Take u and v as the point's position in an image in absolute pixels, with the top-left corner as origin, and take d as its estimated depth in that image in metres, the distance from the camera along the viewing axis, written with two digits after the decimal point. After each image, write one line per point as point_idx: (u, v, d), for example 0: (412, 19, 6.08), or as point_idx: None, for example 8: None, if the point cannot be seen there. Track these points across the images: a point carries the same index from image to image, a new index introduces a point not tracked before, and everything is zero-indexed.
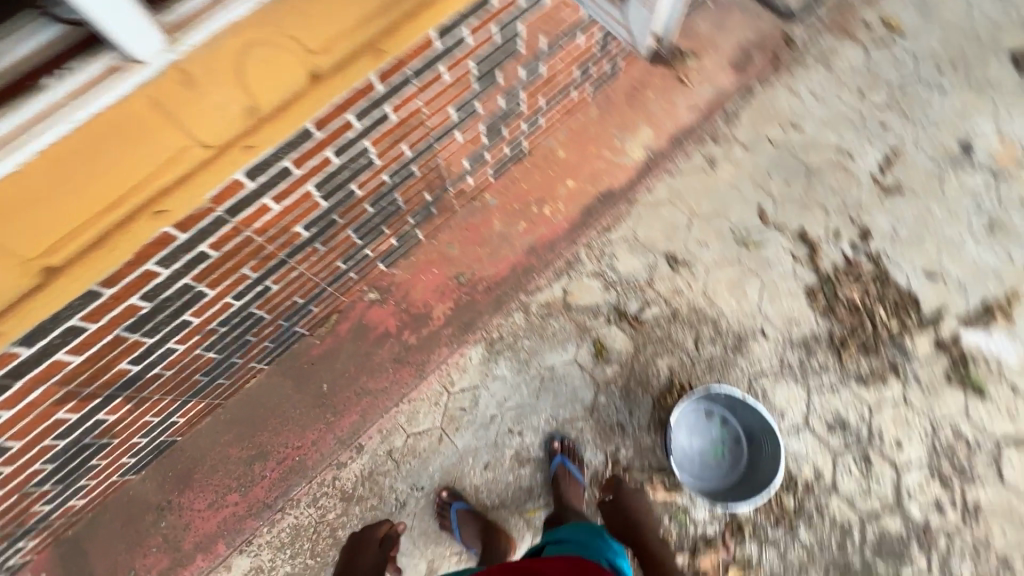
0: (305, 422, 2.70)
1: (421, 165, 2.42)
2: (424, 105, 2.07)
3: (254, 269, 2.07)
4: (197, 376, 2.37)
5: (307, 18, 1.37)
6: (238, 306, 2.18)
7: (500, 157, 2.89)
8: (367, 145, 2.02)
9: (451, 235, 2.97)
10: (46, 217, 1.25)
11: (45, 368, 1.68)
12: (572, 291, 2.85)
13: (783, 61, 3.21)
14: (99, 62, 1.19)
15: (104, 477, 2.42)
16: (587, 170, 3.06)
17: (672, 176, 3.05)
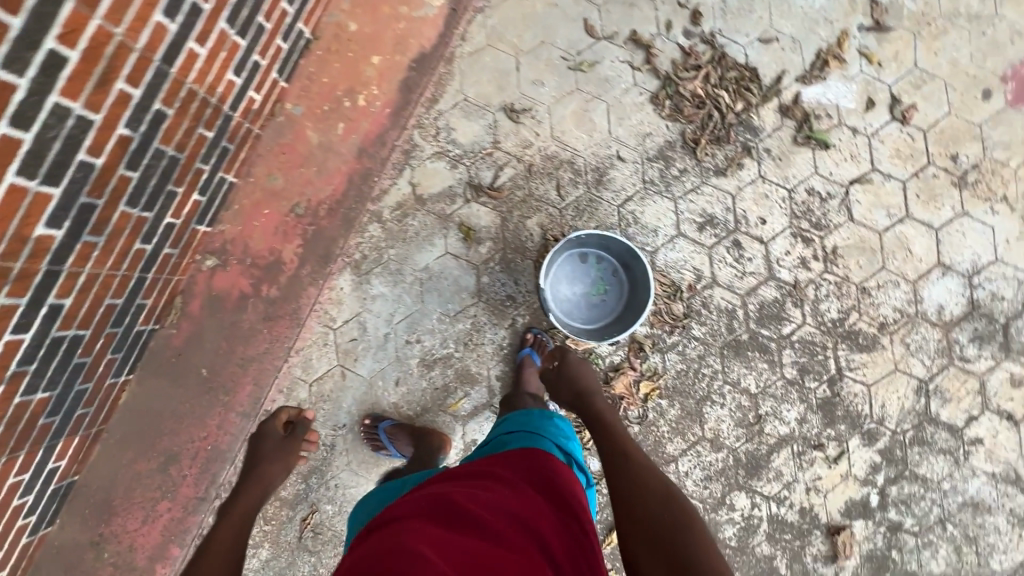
0: (202, 411, 2.55)
1: (171, 101, 1.91)
2: (112, 24, 1.53)
3: (15, 296, 1.68)
4: (43, 423, 2.06)
5: None
6: (32, 339, 1.82)
7: (279, 55, 2.40)
8: (61, 102, 1.52)
9: (267, 166, 2.59)
10: None
11: None
12: (419, 181, 2.61)
13: None
14: None
15: (12, 546, 2.23)
16: (389, 38, 2.62)
17: (484, 15, 2.67)
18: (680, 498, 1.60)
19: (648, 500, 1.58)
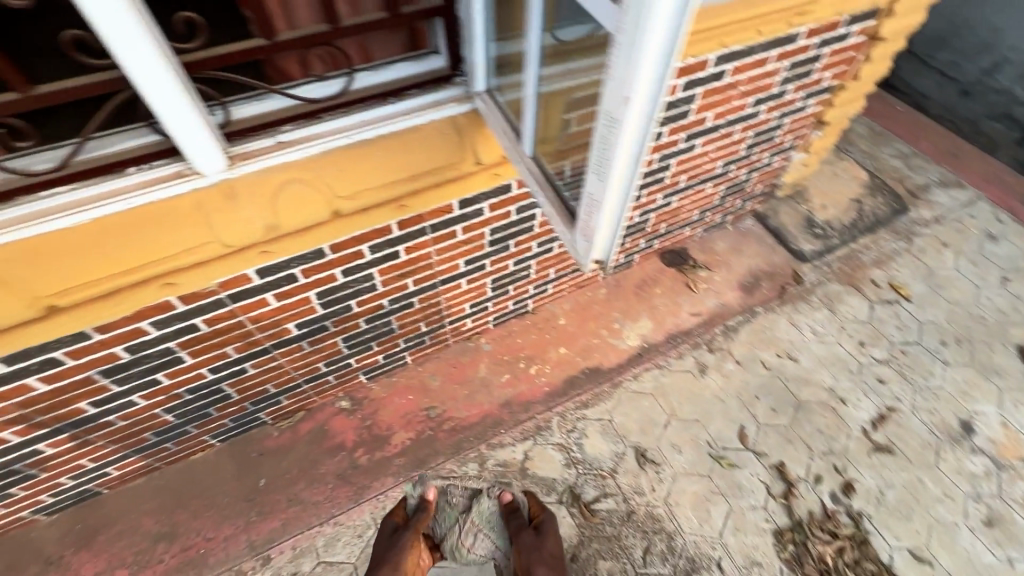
0: (228, 513, 2.60)
1: (400, 321, 2.68)
2: (435, 252, 2.34)
3: (236, 350, 2.22)
4: (147, 435, 2.41)
5: (339, 173, 1.73)
6: (210, 380, 2.30)
7: (502, 309, 3.10)
8: (373, 273, 2.25)
9: (436, 368, 3.08)
10: (73, 264, 1.51)
11: (13, 386, 1.80)
12: (532, 457, 2.80)
13: (788, 294, 3.43)
14: (174, 167, 1.57)
15: (35, 493, 2.35)
16: (581, 343, 3.19)
17: (661, 371, 3.11)
18: None
19: None
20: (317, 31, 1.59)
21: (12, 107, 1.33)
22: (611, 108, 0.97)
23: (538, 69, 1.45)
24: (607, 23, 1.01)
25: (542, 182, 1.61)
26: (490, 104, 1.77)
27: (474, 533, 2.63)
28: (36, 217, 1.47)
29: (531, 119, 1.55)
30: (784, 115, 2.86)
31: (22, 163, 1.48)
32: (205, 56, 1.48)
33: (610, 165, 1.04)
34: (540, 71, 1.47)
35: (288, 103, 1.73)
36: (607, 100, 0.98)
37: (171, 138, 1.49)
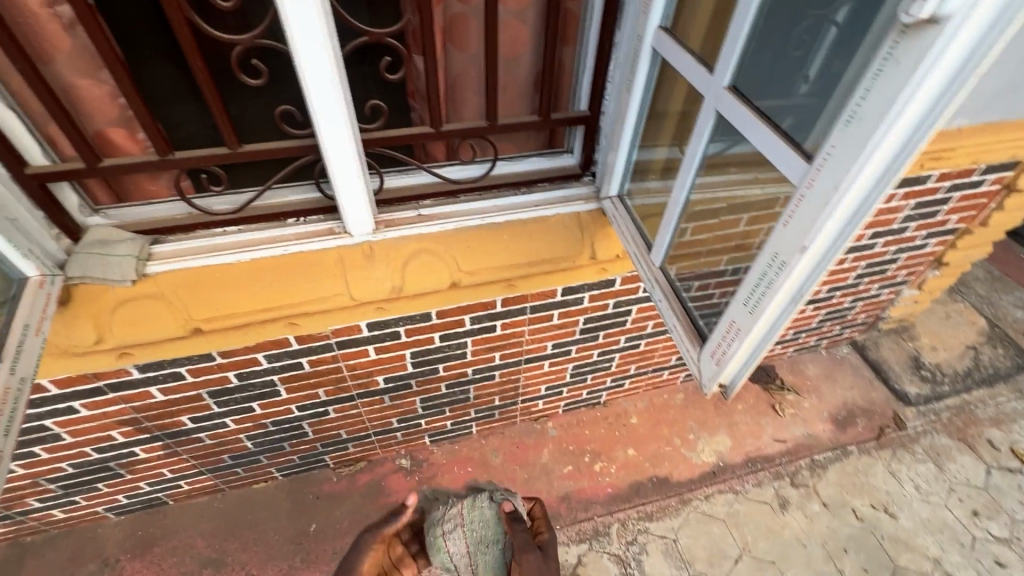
0: (275, 553, 2.59)
1: (477, 391, 2.69)
2: (527, 331, 2.38)
3: (326, 393, 2.31)
4: (224, 456, 2.51)
5: (466, 250, 1.85)
6: (294, 415, 2.39)
7: (575, 397, 3.05)
8: (467, 342, 2.31)
9: (499, 444, 3.03)
10: (222, 295, 1.68)
11: (136, 392, 1.96)
12: (586, 564, 2.62)
13: (887, 437, 3.13)
14: (328, 224, 1.75)
15: (114, 491, 2.47)
16: (651, 447, 3.04)
17: (736, 496, 2.87)
18: None
19: None
20: (474, 125, 1.77)
21: (222, 159, 1.58)
22: (781, 252, 1.00)
23: (693, 178, 1.47)
24: (795, 177, 1.07)
25: (671, 295, 1.56)
26: (620, 208, 1.85)
27: (457, 528, 1.87)
28: (208, 250, 1.67)
29: (667, 238, 1.60)
30: (901, 250, 2.76)
31: (207, 202, 1.71)
32: (379, 136, 1.67)
33: (765, 302, 1.05)
34: (695, 181, 1.49)
35: (431, 180, 1.88)
36: (776, 242, 1.02)
37: (336, 197, 1.65)
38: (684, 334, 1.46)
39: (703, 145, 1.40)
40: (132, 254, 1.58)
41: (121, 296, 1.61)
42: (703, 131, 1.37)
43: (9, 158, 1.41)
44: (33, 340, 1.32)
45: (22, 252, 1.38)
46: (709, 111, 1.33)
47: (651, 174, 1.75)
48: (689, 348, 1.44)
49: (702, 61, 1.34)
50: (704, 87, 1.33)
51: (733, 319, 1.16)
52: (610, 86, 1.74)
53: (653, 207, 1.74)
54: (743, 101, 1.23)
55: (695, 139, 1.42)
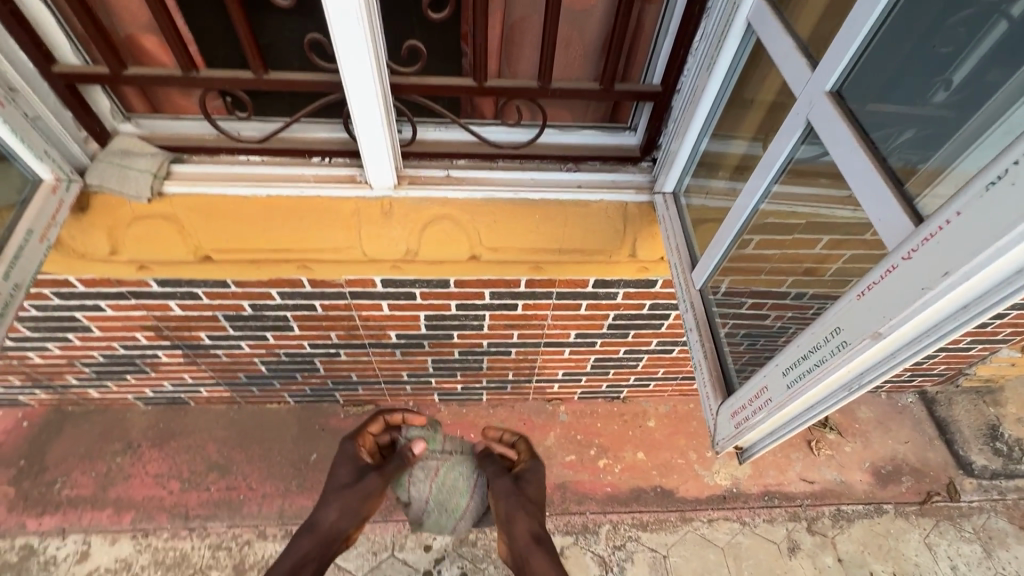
0: (275, 472, 2.71)
1: (491, 363, 2.60)
2: (551, 316, 2.22)
3: (338, 336, 2.29)
4: (240, 374, 2.59)
5: (492, 224, 1.68)
6: (307, 351, 2.40)
7: (593, 387, 2.90)
8: (485, 315, 2.19)
9: (506, 417, 2.96)
10: (235, 228, 1.62)
11: (156, 302, 2.01)
12: (567, 557, 2.56)
13: (933, 505, 2.79)
14: (349, 171, 1.62)
15: (141, 384, 2.63)
16: (663, 456, 2.87)
17: (742, 527, 2.68)
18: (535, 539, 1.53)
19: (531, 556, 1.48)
20: (524, 84, 1.55)
21: (246, 84, 1.46)
22: (845, 328, 0.80)
23: (770, 183, 1.21)
24: (886, 233, 0.85)
25: (704, 324, 1.34)
26: (671, 208, 1.61)
27: (430, 476, 1.78)
28: (225, 179, 1.60)
29: (720, 253, 1.36)
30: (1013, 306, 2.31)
31: (234, 126, 1.63)
32: (415, 81, 1.48)
33: (811, 382, 0.86)
34: (771, 187, 1.22)
35: (469, 139, 1.70)
36: (840, 315, 0.82)
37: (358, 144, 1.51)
38: (709, 369, 1.25)
39: (786, 152, 1.14)
40: (149, 171, 1.53)
41: (136, 212, 1.58)
42: (790, 134, 1.11)
43: (36, 52, 1.36)
44: (36, 245, 1.35)
45: (35, 153, 1.37)
46: (798, 116, 1.07)
47: (718, 172, 1.47)
48: (709, 393, 1.24)
49: (805, 50, 1.06)
50: (799, 86, 1.07)
51: (764, 386, 0.97)
52: (691, 61, 1.45)
53: (713, 213, 1.47)
54: (842, 112, 0.96)
55: (776, 142, 1.16)
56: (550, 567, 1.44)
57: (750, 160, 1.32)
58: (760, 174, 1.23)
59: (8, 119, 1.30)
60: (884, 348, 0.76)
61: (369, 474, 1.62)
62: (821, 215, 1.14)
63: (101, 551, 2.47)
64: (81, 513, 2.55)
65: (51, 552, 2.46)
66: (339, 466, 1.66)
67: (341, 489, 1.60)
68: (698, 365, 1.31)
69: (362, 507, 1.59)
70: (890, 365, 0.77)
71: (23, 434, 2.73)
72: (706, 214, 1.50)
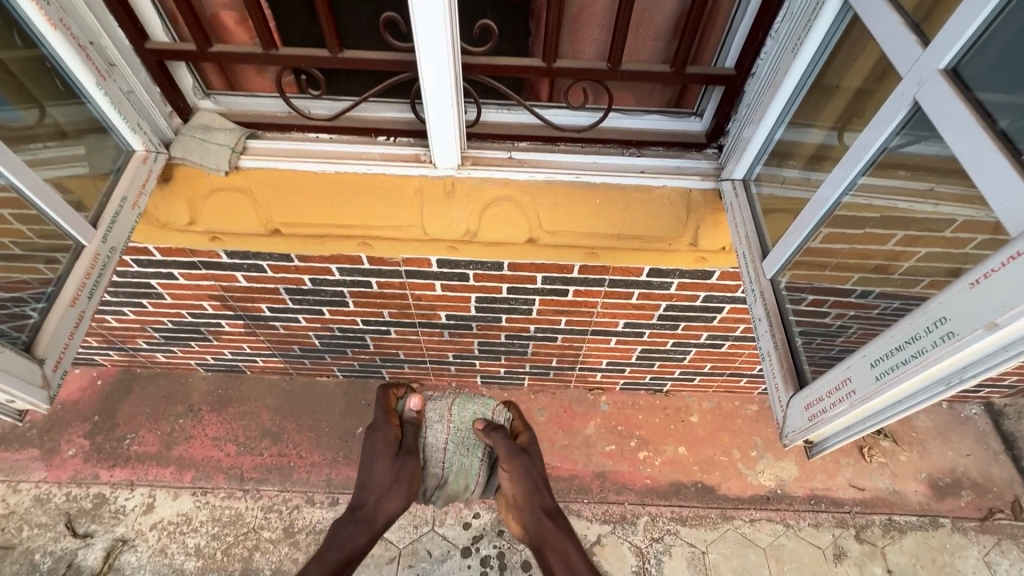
0: (323, 442, 2.82)
1: (535, 348, 2.61)
2: (601, 304, 2.21)
3: (390, 314, 2.35)
4: (295, 346, 2.70)
5: (553, 206, 1.67)
6: (359, 327, 2.47)
7: (636, 378, 2.87)
8: (535, 299, 2.20)
9: (547, 403, 2.98)
10: (302, 204, 1.67)
11: (224, 274, 2.12)
12: (603, 545, 2.56)
13: (995, 523, 2.64)
14: (414, 150, 1.65)
15: (203, 351, 2.78)
16: (705, 452, 2.83)
17: (785, 530, 2.62)
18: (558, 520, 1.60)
19: (552, 532, 1.57)
20: (592, 65, 1.52)
21: (322, 63, 1.50)
22: (952, 318, 0.76)
23: (857, 175, 1.15)
24: (1009, 218, 0.80)
25: (774, 315, 1.30)
26: (741, 196, 1.56)
27: (445, 417, 1.78)
28: (294, 154, 1.65)
29: (792, 248, 1.31)
30: None
31: (304, 104, 1.69)
32: (484, 62, 1.49)
33: (909, 374, 0.82)
34: (858, 178, 1.16)
35: (531, 121, 1.69)
36: (945, 303, 0.78)
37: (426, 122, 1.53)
38: (779, 362, 1.22)
39: (881, 142, 1.08)
40: (227, 145, 1.60)
41: (213, 185, 1.66)
42: (888, 122, 1.04)
43: (131, 29, 1.43)
44: (128, 212, 1.46)
45: (129, 125, 1.47)
46: (903, 97, 1.00)
47: (792, 161, 1.42)
48: (778, 386, 1.21)
49: (914, 27, 0.99)
50: (905, 65, 1.00)
51: (848, 377, 0.94)
52: (771, 42, 1.40)
53: (790, 201, 1.41)
54: (958, 87, 0.89)
55: (868, 132, 1.10)
56: (567, 544, 1.54)
57: (830, 148, 1.27)
58: (848, 165, 1.16)
59: (108, 91, 1.40)
60: (999, 339, 0.72)
61: (407, 457, 1.63)
62: (919, 211, 1.08)
63: (164, 505, 2.64)
64: (147, 468, 2.72)
65: (120, 502, 2.64)
66: (381, 456, 1.61)
67: (386, 487, 1.58)
68: (766, 357, 1.28)
69: (409, 488, 1.61)
70: (1005, 358, 0.72)
71: (96, 392, 2.94)
72: (776, 204, 1.46)
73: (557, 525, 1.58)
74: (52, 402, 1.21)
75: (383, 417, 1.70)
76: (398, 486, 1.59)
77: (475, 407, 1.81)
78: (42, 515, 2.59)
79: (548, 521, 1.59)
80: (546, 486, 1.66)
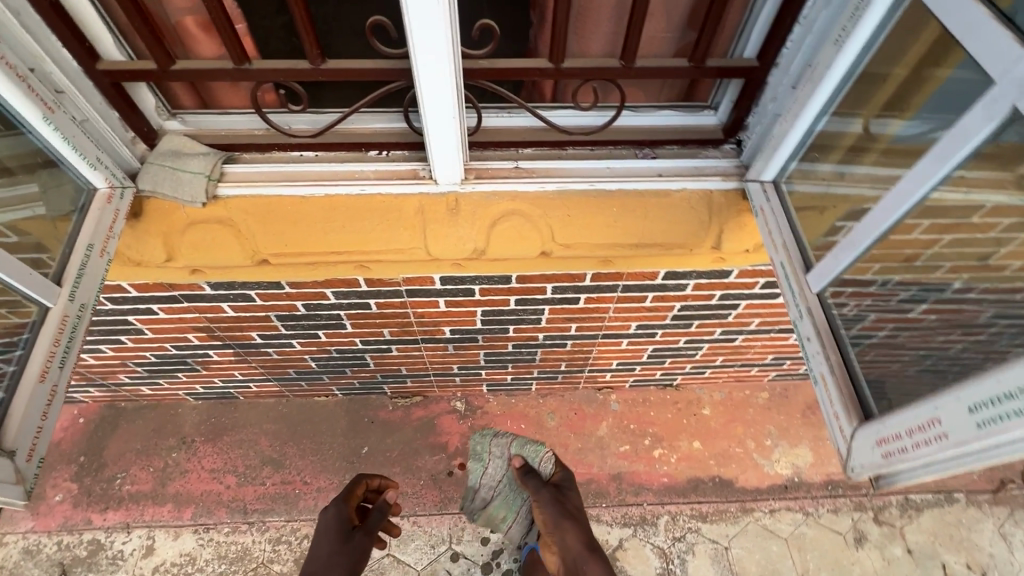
0: (327, 466, 2.70)
1: (544, 355, 2.51)
2: (613, 309, 2.11)
3: (391, 333, 2.21)
4: (290, 369, 2.55)
5: (566, 218, 1.55)
6: (358, 347, 2.34)
7: (647, 375, 2.80)
8: (544, 309, 2.08)
9: (556, 407, 2.90)
10: (291, 234, 1.52)
11: (209, 305, 1.95)
12: (625, 550, 2.52)
13: (1008, 494, 2.66)
14: (412, 165, 1.50)
15: (192, 381, 2.62)
16: (720, 445, 2.79)
17: (805, 518, 2.60)
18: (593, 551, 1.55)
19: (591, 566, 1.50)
20: (605, 64, 1.39)
21: (301, 76, 1.34)
22: None
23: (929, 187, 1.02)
24: None
25: (825, 335, 1.23)
26: (773, 199, 1.45)
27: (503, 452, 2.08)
28: (279, 178, 1.49)
29: (845, 261, 1.20)
30: None
31: (284, 120, 1.53)
32: (485, 66, 1.34)
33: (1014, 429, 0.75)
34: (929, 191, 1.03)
35: (537, 125, 1.56)
36: None
37: (426, 136, 1.36)
38: (839, 386, 1.18)
39: (967, 150, 0.93)
40: (202, 173, 1.43)
41: (191, 217, 1.49)
42: (979, 129, 0.90)
43: (79, 48, 1.25)
44: (97, 261, 1.30)
45: (88, 161, 1.29)
46: (1000, 105, 0.85)
47: (828, 155, 1.33)
48: (838, 413, 1.15)
49: (1008, 16, 0.84)
50: (995, 62, 0.85)
51: (939, 421, 0.87)
52: (798, 30, 1.27)
53: (839, 198, 1.30)
54: None
55: (948, 140, 0.96)
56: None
57: (881, 135, 1.17)
58: (922, 169, 1.02)
59: (57, 124, 1.21)
60: None
61: (359, 535, 1.71)
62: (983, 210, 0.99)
63: (166, 546, 2.51)
64: (142, 509, 2.58)
65: (117, 547, 2.50)
66: (325, 534, 1.70)
67: (331, 557, 1.61)
68: (817, 378, 1.23)
69: (357, 563, 1.65)
70: None
71: (79, 430, 2.76)
72: (819, 202, 1.36)
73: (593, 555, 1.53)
74: (28, 498, 1.08)
75: (340, 501, 1.83)
76: (343, 556, 1.63)
77: (529, 453, 1.95)
78: (34, 568, 2.45)
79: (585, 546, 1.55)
80: (580, 518, 1.64)
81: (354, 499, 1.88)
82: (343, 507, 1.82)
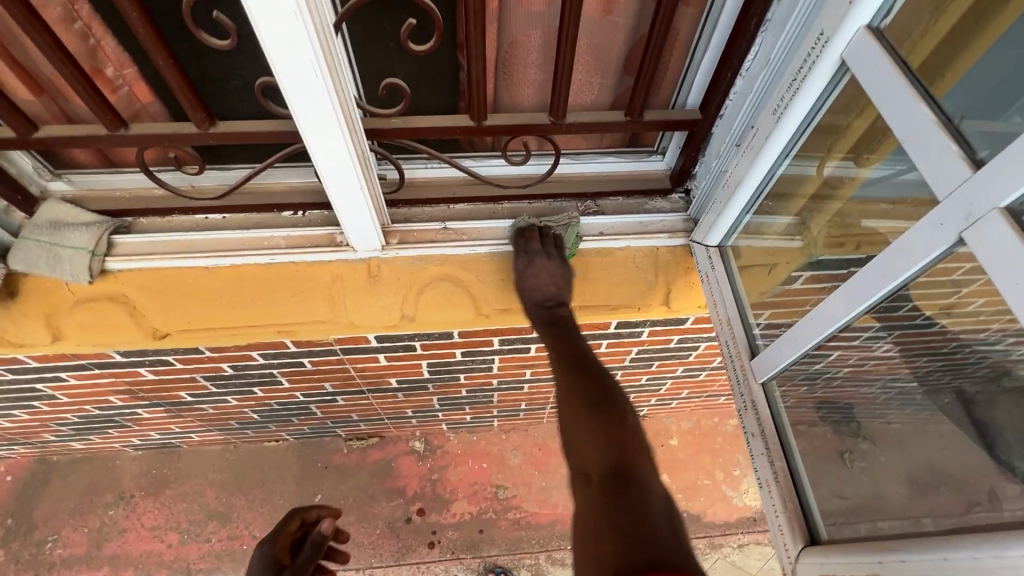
0: (277, 518, 2.56)
1: (502, 396, 2.39)
2: None
3: (333, 385, 2.06)
4: (232, 420, 2.39)
5: (500, 282, 1.44)
6: (300, 399, 2.18)
7: None
8: (494, 358, 1.96)
9: (520, 443, 2.78)
10: (197, 311, 1.38)
11: (124, 370, 1.78)
12: None
13: None
14: (327, 231, 1.36)
15: (125, 435, 2.44)
16: (688, 478, 2.71)
17: (774, 552, 2.55)
18: (600, 421, 1.13)
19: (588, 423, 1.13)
20: (532, 120, 1.26)
21: (188, 140, 1.18)
22: None
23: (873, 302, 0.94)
24: None
25: (771, 439, 1.23)
26: (718, 272, 1.39)
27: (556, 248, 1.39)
28: (177, 250, 1.34)
29: (790, 357, 1.17)
30: None
31: (178, 180, 1.36)
32: (399, 125, 1.20)
33: None
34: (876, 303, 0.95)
35: (467, 179, 1.42)
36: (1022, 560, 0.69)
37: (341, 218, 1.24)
38: (784, 496, 1.18)
39: (911, 272, 0.84)
40: (85, 248, 1.27)
41: (78, 294, 1.34)
42: (922, 252, 0.81)
43: None
44: None
45: None
46: (946, 230, 0.74)
47: (786, 207, 1.23)
48: (782, 529, 1.17)
49: (952, 126, 0.74)
50: (936, 175, 0.75)
51: None
52: (740, 84, 1.16)
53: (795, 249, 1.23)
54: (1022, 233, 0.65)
55: (889, 255, 0.87)
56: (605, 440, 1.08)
57: (844, 182, 1.05)
58: (863, 284, 0.94)
59: None
60: None
61: None
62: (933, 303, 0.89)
63: None
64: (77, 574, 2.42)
65: None
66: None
67: None
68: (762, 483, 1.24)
69: None
70: None
71: (6, 490, 2.57)
72: (768, 259, 1.31)
73: (598, 384, 1.22)
74: None
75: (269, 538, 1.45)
76: None
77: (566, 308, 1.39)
78: None
79: (587, 400, 1.17)
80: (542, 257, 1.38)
81: (280, 535, 1.44)
82: (276, 542, 1.44)
